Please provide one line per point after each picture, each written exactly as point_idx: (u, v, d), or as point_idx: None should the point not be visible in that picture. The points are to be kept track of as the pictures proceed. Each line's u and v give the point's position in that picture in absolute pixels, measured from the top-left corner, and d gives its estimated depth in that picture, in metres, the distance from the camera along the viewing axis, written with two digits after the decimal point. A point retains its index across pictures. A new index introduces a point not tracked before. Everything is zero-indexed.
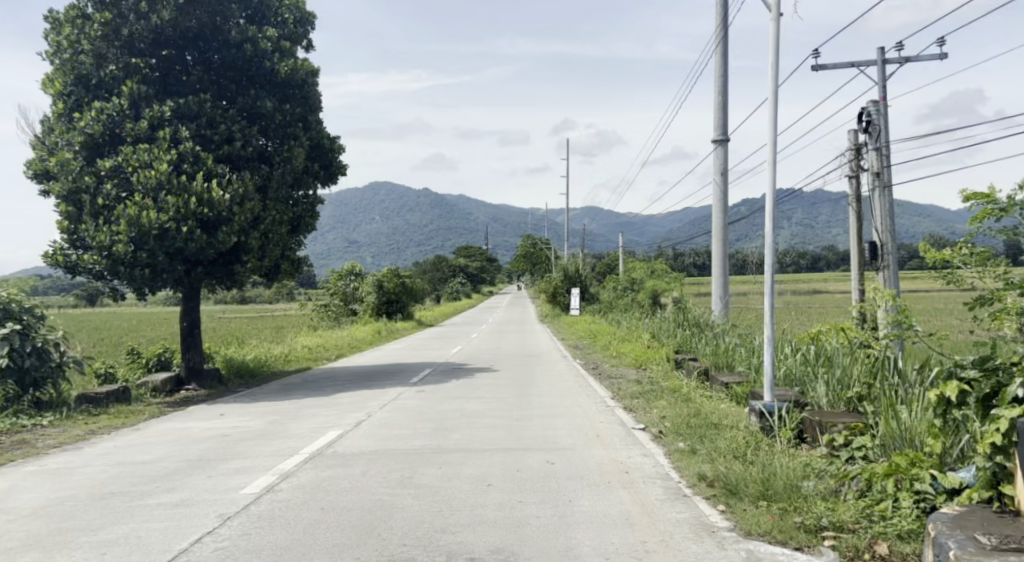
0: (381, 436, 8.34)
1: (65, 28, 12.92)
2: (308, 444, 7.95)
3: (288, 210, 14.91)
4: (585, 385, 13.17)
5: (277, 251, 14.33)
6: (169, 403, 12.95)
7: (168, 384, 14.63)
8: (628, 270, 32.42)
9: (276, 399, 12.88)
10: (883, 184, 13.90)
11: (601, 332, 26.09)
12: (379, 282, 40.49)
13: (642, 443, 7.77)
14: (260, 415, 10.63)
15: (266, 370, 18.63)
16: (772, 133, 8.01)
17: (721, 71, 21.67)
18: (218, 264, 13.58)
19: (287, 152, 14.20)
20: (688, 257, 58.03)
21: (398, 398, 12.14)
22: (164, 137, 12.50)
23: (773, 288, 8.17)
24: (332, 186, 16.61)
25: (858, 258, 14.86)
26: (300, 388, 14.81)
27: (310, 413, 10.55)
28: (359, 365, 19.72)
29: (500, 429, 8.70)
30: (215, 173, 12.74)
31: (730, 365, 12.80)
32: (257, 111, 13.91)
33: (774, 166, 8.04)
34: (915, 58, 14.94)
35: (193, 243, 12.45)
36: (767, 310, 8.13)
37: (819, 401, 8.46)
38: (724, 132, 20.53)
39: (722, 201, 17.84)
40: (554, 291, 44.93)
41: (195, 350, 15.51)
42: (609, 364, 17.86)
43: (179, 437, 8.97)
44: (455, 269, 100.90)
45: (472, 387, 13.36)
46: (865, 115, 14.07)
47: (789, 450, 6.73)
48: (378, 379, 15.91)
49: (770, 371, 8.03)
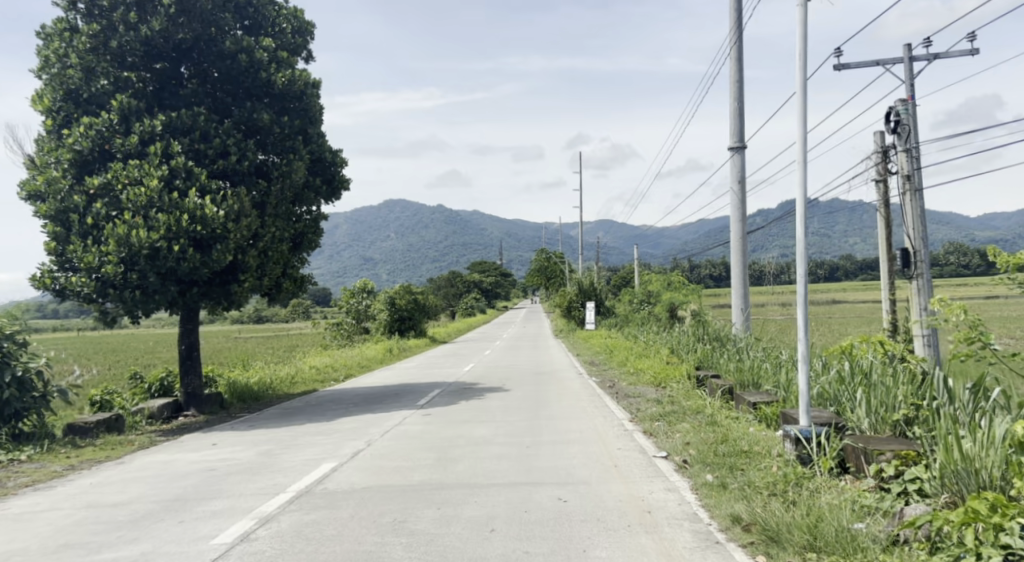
0: (377, 469, 7.66)
1: (53, 41, 12.35)
2: (297, 481, 7.28)
3: (289, 227, 14.33)
4: (602, 406, 12.45)
5: (277, 270, 13.76)
6: (164, 431, 12.33)
7: (165, 411, 14.02)
8: (643, 283, 31.62)
9: (275, 425, 12.22)
10: (914, 188, 13.16)
11: (618, 347, 25.28)
12: (391, 299, 39.97)
13: (665, 474, 7.04)
14: (254, 445, 9.96)
15: (270, 394, 18.03)
16: (802, 129, 7.30)
17: (737, 77, 20.99)
18: (213, 284, 12.97)
19: (287, 166, 13.61)
20: (704, 268, 57.17)
21: (402, 423, 11.46)
22: (155, 153, 11.92)
23: (807, 298, 7.35)
24: (335, 201, 16.04)
25: (888, 265, 14.07)
26: (303, 413, 14.17)
27: (307, 442, 9.88)
28: (367, 386, 19.02)
29: (509, 460, 7.98)
30: (208, 188, 12.15)
31: (755, 383, 11.99)
32: (254, 124, 13.35)
33: (805, 164, 7.32)
34: (944, 55, 14.20)
35: (185, 263, 11.83)
36: (801, 323, 7.35)
37: (860, 426, 7.63)
38: (740, 138, 19.82)
39: (741, 209, 17.10)
40: (569, 305, 44.05)
41: (195, 374, 14.90)
42: (627, 383, 17.04)
43: (162, 472, 8.31)
44: (470, 285, 100.38)
45: (482, 409, 12.67)
46: (894, 114, 13.27)
47: (834, 484, 5.99)
48: (384, 402, 15.24)
49: (805, 393, 7.24)
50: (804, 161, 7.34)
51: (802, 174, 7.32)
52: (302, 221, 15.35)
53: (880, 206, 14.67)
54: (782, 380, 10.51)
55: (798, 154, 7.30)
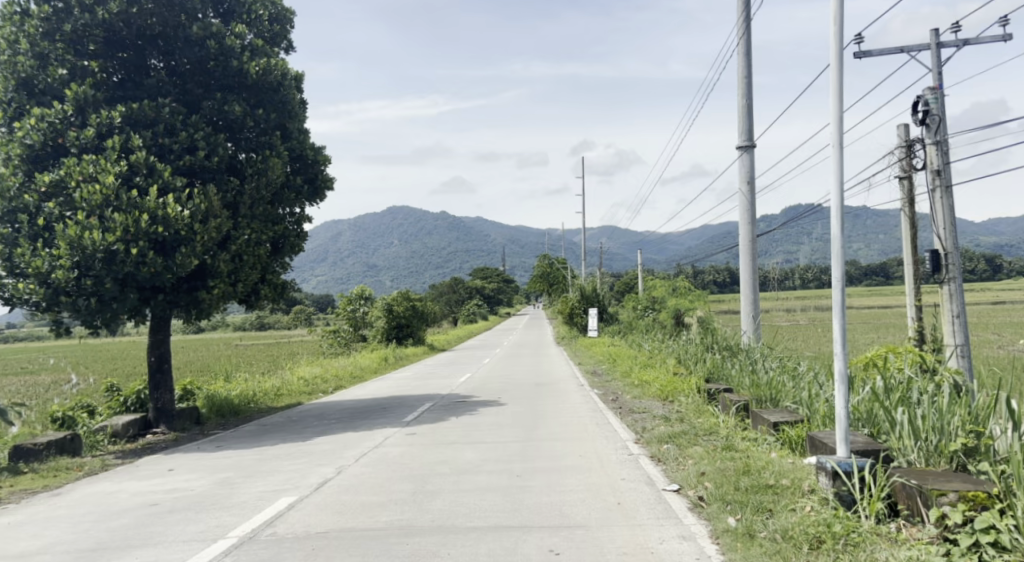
0: (341, 508, 6.60)
1: (3, 26, 11.30)
2: (245, 523, 6.21)
3: (268, 230, 13.30)
4: (604, 423, 11.41)
5: (253, 276, 12.74)
6: (125, 453, 11.28)
7: (131, 428, 12.96)
8: (646, 290, 30.60)
9: (245, 446, 11.17)
10: (944, 184, 12.09)
11: (620, 356, 24.29)
12: (389, 306, 38.84)
13: (678, 515, 5.98)
14: (213, 472, 8.89)
15: (251, 408, 16.97)
16: (837, 108, 6.33)
17: (745, 73, 19.99)
18: (180, 291, 11.91)
19: (262, 163, 12.60)
20: (708, 273, 56.26)
21: (383, 444, 10.39)
22: (113, 147, 10.80)
23: (846, 308, 6.23)
24: (319, 201, 14.95)
25: (913, 269, 13.01)
26: (280, 430, 13.11)
27: (273, 469, 8.83)
28: (355, 398, 17.92)
29: (496, 495, 6.90)
30: (172, 187, 11.09)
31: (773, 400, 10.79)
32: (226, 117, 12.32)
33: (841, 149, 6.31)
34: (973, 41, 13.13)
35: (145, 268, 10.74)
36: (839, 339, 6.20)
37: (907, 456, 6.54)
38: (749, 137, 18.79)
39: (751, 210, 16.03)
40: (571, 311, 42.79)
41: (166, 388, 13.82)
42: (632, 395, 15.98)
43: (96, 507, 7.22)
44: (472, 291, 99.52)
45: (473, 427, 11.63)
46: (921, 104, 12.19)
47: (889, 537, 4.94)
48: (370, 417, 14.17)
49: (843, 418, 6.14)
50: (839, 147, 6.31)
51: (837, 160, 6.29)
52: (282, 224, 14.37)
53: (904, 205, 13.62)
54: (805, 397, 9.42)
55: (832, 138, 6.32)
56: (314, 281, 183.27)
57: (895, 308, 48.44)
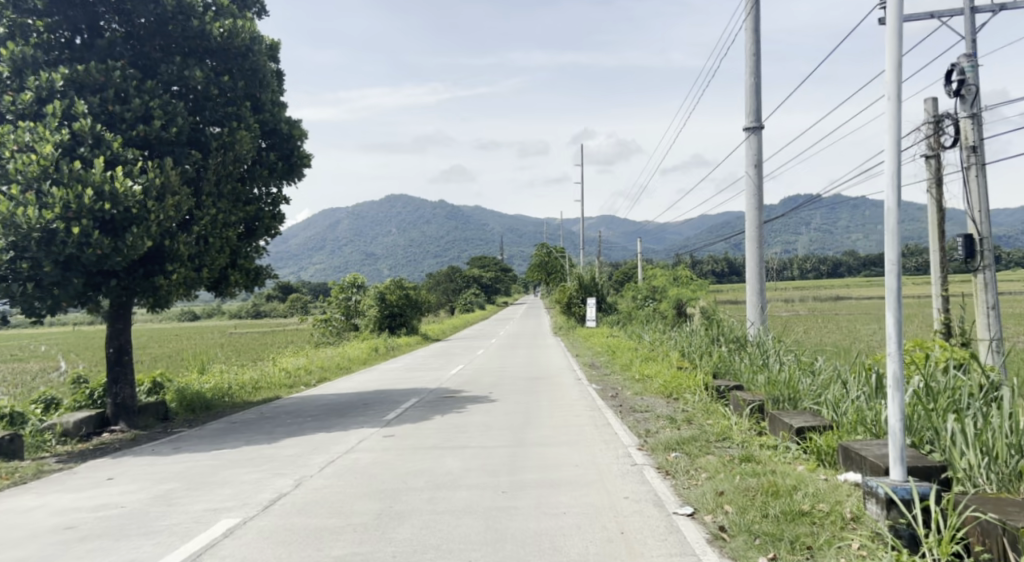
0: (290, 537, 5.48)
1: None
2: (167, 557, 5.08)
3: (238, 210, 12.14)
4: (603, 424, 10.31)
5: (219, 260, 11.58)
6: (71, 455, 10.12)
7: (85, 427, 11.81)
8: (646, 279, 29.47)
9: (203, 449, 10.02)
10: (981, 161, 10.91)
11: (620, 347, 23.23)
12: (381, 295, 37.69)
13: (694, 552, 4.87)
14: (156, 482, 7.76)
15: (224, 402, 15.81)
16: (895, 52, 5.20)
17: (752, 49, 18.78)
18: (135, 276, 10.79)
19: (228, 137, 11.49)
20: (708, 264, 55.22)
21: (355, 447, 9.25)
22: (52, 113, 9.62)
23: (902, 299, 5.04)
24: (297, 180, 13.76)
25: (941, 256, 11.89)
26: (249, 429, 11.97)
27: (225, 479, 7.69)
28: (336, 393, 16.80)
29: (475, 521, 5.77)
30: (122, 159, 9.93)
31: (792, 400, 9.60)
32: (186, 84, 11.14)
33: (899, 102, 5.18)
34: (1009, 7, 11.95)
35: (90, 249, 9.58)
36: (894, 336, 5.02)
37: (977, 482, 5.49)
38: (757, 117, 17.63)
39: (760, 193, 14.86)
40: (569, 301, 41.68)
41: (125, 382, 12.64)
42: (632, 392, 14.86)
43: (2, 530, 6.06)
44: (469, 280, 98.50)
45: (459, 427, 10.52)
46: (955, 73, 10.98)
47: None
48: (348, 414, 13.04)
49: (897, 432, 4.98)
50: (896, 100, 5.18)
51: (895, 114, 5.15)
52: (255, 205, 13.23)
53: (931, 186, 12.48)
54: (832, 398, 8.34)
55: (887, 89, 5.19)
56: (312, 270, 182.18)
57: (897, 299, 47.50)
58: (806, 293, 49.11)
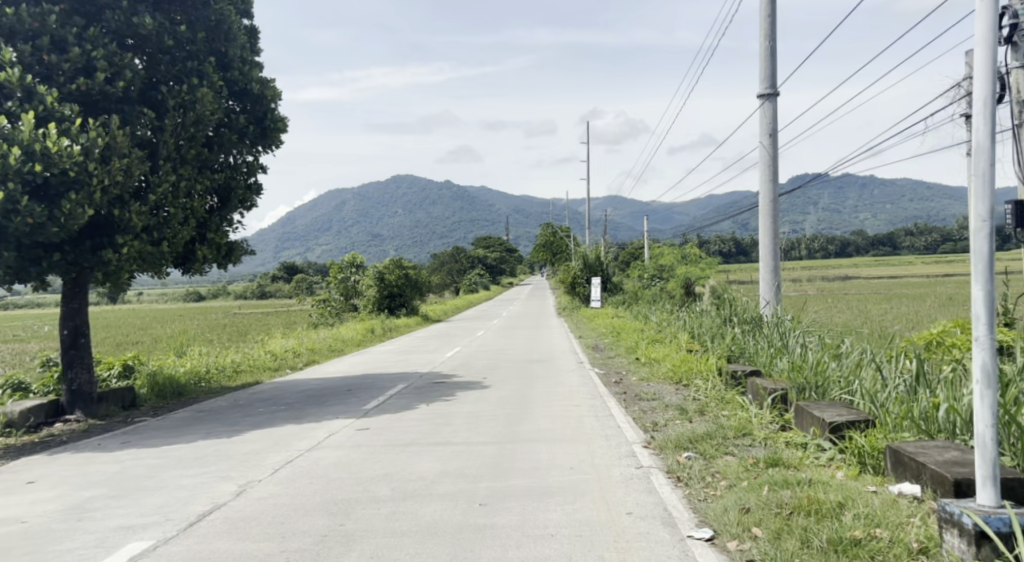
0: None
1: None
2: None
3: (205, 177, 10.89)
4: (603, 416, 9.15)
5: (182, 234, 10.34)
6: (8, 450, 9.02)
7: (32, 417, 10.71)
8: (653, 258, 28.17)
9: (154, 443, 8.89)
10: None
11: (625, 329, 22.02)
12: (380, 274, 36.40)
13: None
14: (81, 487, 6.63)
15: (199, 388, 14.70)
16: None
17: (767, 11, 17.42)
18: (82, 250, 9.65)
19: (189, 94, 10.22)
20: (715, 243, 53.81)
21: (321, 443, 8.11)
22: None
23: (995, 263, 3.82)
24: (275, 147, 12.44)
25: None
26: (215, 419, 10.85)
27: (160, 484, 6.56)
28: (320, 377, 15.66)
29: (439, 548, 4.59)
30: (58, 116, 8.74)
31: (820, 389, 8.35)
32: (137, 33, 9.93)
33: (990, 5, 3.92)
34: None
35: (20, 218, 8.40)
36: (984, 314, 3.79)
37: None
38: (772, 82, 16.29)
39: (775, 161, 13.56)
40: (573, 281, 40.41)
41: (81, 366, 11.51)
42: (637, 377, 13.67)
43: None
44: (474, 261, 97.37)
45: (443, 419, 9.36)
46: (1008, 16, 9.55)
47: None
48: (327, 402, 11.90)
49: (988, 443, 3.78)
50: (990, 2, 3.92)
51: (987, 21, 3.91)
52: (225, 173, 12.01)
53: None
54: (868, 388, 7.12)
55: None
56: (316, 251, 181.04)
57: (907, 279, 46.01)
58: (814, 274, 47.69)
